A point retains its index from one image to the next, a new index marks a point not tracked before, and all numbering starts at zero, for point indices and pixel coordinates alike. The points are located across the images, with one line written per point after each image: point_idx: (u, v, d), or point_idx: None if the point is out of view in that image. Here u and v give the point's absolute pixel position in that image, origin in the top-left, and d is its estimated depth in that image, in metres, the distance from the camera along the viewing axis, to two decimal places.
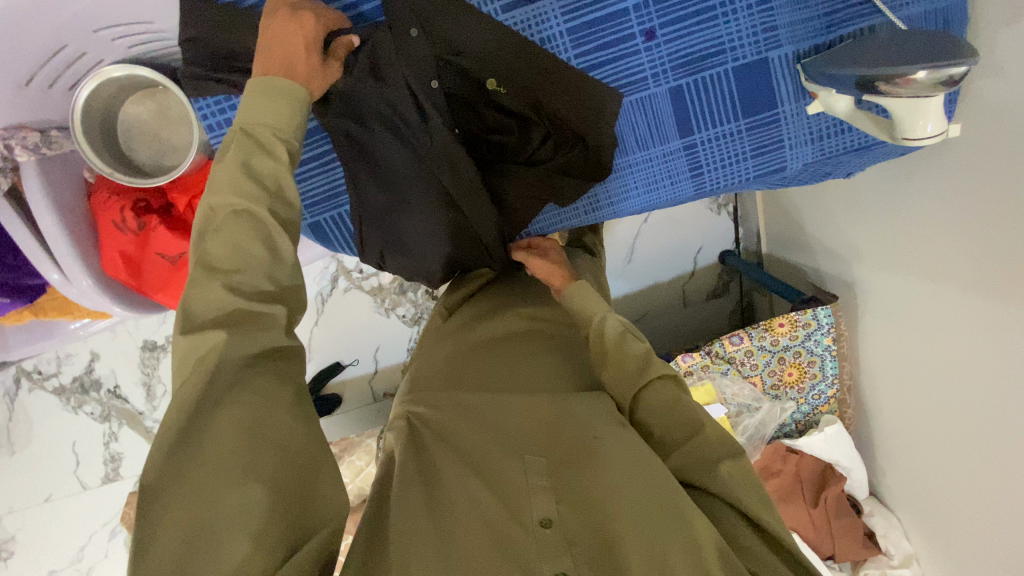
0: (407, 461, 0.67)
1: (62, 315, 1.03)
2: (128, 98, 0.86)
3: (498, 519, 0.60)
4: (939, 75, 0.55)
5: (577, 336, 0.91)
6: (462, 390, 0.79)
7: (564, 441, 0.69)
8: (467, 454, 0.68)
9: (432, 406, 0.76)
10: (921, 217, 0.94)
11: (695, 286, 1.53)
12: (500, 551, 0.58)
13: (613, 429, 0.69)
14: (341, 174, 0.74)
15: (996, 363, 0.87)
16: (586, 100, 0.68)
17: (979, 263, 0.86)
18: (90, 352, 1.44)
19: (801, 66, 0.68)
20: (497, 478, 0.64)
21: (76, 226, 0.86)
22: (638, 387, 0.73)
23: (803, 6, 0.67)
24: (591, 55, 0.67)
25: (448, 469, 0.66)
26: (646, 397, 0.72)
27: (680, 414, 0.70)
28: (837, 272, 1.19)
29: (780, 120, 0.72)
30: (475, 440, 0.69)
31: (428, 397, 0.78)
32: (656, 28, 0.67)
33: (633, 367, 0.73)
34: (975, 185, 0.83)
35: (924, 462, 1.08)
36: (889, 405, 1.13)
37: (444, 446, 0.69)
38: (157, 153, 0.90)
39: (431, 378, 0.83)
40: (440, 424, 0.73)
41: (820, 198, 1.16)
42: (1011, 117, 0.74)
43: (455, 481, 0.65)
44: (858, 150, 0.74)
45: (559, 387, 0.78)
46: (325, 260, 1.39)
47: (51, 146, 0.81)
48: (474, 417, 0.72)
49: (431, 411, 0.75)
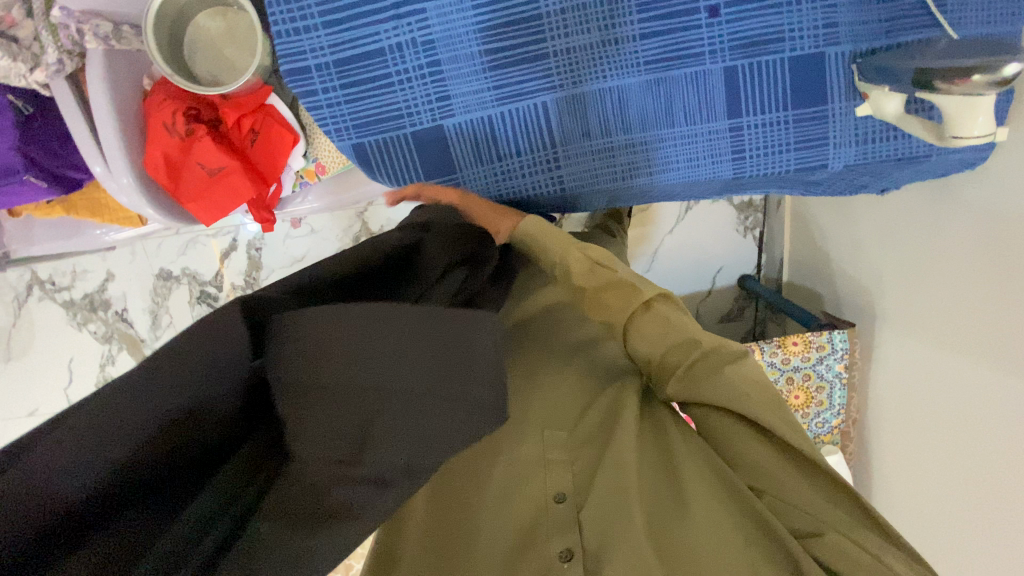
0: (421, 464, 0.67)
1: (94, 216, 1.05)
2: (202, 11, 0.90)
3: (509, 496, 0.63)
4: (995, 75, 0.56)
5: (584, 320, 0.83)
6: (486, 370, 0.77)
7: (582, 416, 0.69)
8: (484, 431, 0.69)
9: None
10: (949, 252, 0.92)
11: (710, 306, 1.52)
12: (512, 536, 0.60)
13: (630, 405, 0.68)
14: (365, 105, 0.73)
15: (1003, 409, 0.84)
16: (582, 83, 0.73)
17: (1001, 304, 0.83)
18: (105, 271, 1.45)
19: (856, 66, 0.70)
20: (511, 453, 0.66)
21: (127, 122, 0.88)
22: (625, 317, 0.67)
23: (866, 8, 0.69)
24: (654, 22, 0.69)
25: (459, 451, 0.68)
26: (637, 332, 0.67)
27: (674, 334, 0.65)
28: (855, 305, 1.19)
29: (828, 116, 0.73)
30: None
31: None
32: (721, 6, 0.69)
33: (613, 304, 0.67)
34: (995, 224, 0.83)
35: (919, 507, 1.04)
36: (891, 445, 1.10)
37: None
38: (215, 68, 0.92)
39: None
40: None
41: (850, 226, 1.16)
42: None
43: (469, 458, 0.67)
44: (902, 159, 0.74)
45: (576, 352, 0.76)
46: (351, 217, 1.42)
47: (120, 40, 0.85)
48: (494, 398, 0.73)
49: None
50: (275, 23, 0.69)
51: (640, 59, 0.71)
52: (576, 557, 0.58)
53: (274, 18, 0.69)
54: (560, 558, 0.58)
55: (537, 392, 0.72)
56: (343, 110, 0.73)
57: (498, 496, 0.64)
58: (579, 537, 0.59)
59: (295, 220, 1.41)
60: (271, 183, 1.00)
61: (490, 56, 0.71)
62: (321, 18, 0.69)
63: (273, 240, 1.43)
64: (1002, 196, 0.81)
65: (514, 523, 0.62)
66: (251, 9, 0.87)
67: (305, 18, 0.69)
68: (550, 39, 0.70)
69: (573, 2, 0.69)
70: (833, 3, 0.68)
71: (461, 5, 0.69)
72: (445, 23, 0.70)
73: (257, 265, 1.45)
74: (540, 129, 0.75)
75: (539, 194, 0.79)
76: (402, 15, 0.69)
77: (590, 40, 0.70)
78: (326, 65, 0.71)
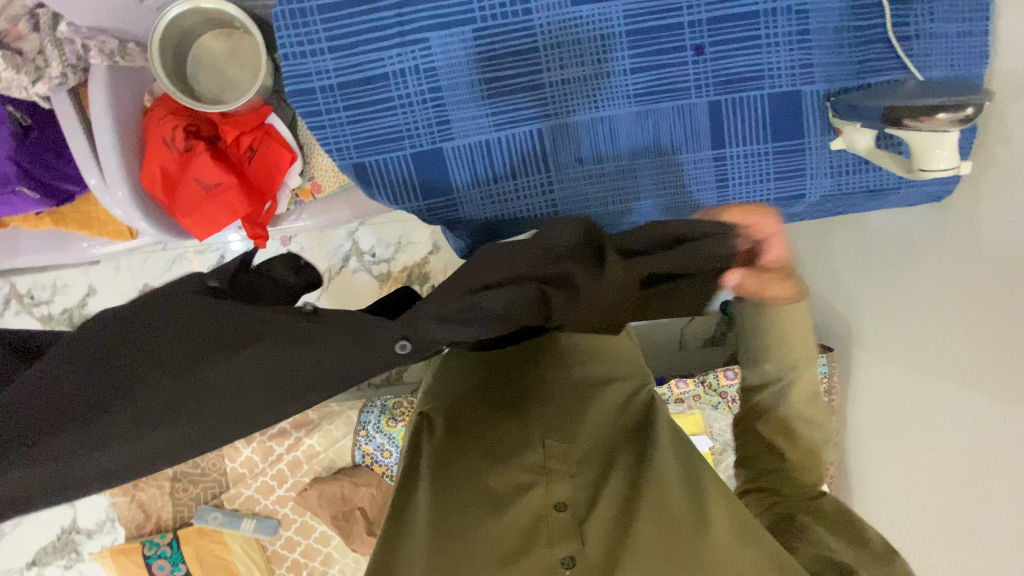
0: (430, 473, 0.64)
1: (83, 229, 1.04)
2: (208, 31, 0.93)
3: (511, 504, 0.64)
4: (959, 113, 0.61)
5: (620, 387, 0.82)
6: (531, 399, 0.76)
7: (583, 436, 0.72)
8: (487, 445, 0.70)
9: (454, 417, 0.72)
10: (919, 278, 0.97)
11: (694, 331, 1.56)
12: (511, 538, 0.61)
13: (616, 431, 0.75)
14: (367, 126, 0.75)
15: (976, 428, 0.87)
16: (577, 113, 0.76)
17: (971, 325, 0.87)
18: (88, 286, 1.42)
19: (830, 104, 0.75)
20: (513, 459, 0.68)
21: (127, 135, 0.89)
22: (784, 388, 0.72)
23: (837, 51, 0.74)
24: (644, 57, 0.74)
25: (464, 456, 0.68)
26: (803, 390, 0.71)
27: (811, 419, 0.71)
28: (833, 331, 1.23)
29: (805, 149, 0.78)
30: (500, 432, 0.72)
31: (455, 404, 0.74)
32: (706, 46, 0.73)
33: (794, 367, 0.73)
34: (955, 255, 0.89)
35: (896, 531, 1.06)
36: (869, 469, 1.13)
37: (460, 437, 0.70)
38: (218, 87, 0.95)
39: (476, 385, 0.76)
40: (460, 420, 0.72)
41: (826, 254, 1.22)
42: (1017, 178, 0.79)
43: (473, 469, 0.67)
44: (872, 191, 0.80)
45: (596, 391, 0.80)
46: (343, 237, 1.44)
47: (125, 57, 0.89)
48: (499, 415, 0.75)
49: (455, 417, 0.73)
50: (282, 47, 0.71)
51: (631, 91, 0.75)
52: (579, 565, 0.58)
53: (281, 41, 0.71)
54: (563, 565, 0.58)
55: (539, 409, 0.76)
56: (346, 130, 0.76)
57: (498, 503, 0.64)
58: (580, 545, 0.60)
59: (285, 237, 1.42)
60: (266, 201, 1.01)
61: (489, 84, 0.75)
62: (327, 43, 0.72)
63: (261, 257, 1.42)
64: (970, 226, 0.87)
65: (518, 527, 0.62)
66: (257, 32, 0.90)
67: (312, 41, 0.72)
68: (547, 71, 0.74)
69: (568, 37, 0.73)
70: (809, 45, 0.74)
71: (463, 35, 0.72)
72: (447, 52, 0.73)
73: None
74: (536, 154, 0.78)
75: (535, 216, 0.82)
76: (406, 43, 0.73)
77: (585, 72, 0.75)
78: (330, 87, 0.74)
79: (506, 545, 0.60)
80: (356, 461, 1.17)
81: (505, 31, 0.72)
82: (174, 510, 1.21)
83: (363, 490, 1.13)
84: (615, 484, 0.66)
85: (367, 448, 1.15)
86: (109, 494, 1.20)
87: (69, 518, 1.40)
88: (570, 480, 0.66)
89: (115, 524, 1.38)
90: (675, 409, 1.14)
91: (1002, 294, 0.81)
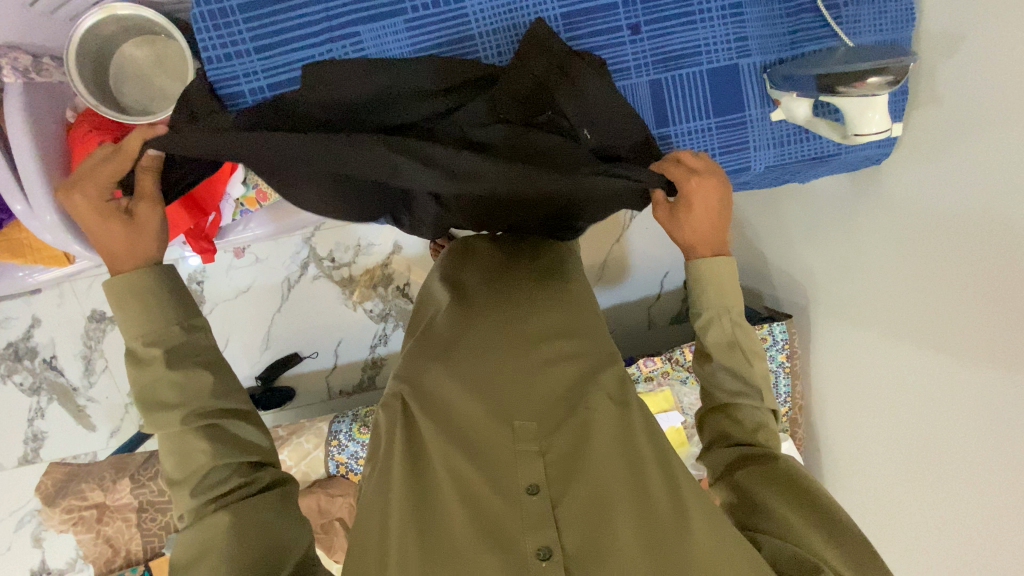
0: (402, 472, 0.65)
1: (14, 258, 0.97)
2: (128, 40, 0.89)
3: (483, 496, 0.62)
4: (886, 77, 0.64)
5: (601, 352, 0.77)
6: (500, 349, 0.74)
7: (552, 410, 0.68)
8: (454, 427, 0.67)
9: (429, 390, 0.71)
10: (864, 237, 1.02)
11: (660, 310, 1.57)
12: (484, 534, 0.60)
13: (603, 399, 0.69)
14: None
15: (934, 377, 0.90)
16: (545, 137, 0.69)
17: (928, 274, 0.89)
18: (31, 316, 1.30)
19: (767, 75, 0.76)
20: (487, 453, 0.65)
21: (53, 157, 0.85)
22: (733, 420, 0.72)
23: (770, 23, 0.75)
24: (583, 39, 0.73)
25: (432, 444, 0.66)
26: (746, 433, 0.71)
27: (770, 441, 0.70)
28: (791, 298, 1.26)
29: (747, 122, 0.79)
30: (480, 402, 0.68)
31: (425, 376, 0.72)
32: (641, 24, 0.73)
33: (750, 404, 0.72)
34: (919, 206, 0.90)
35: (863, 486, 1.09)
36: (834, 429, 1.16)
37: (428, 420, 0.68)
38: (145, 96, 0.91)
39: (445, 358, 0.74)
40: (430, 400, 0.70)
41: (781, 223, 1.25)
42: (942, 137, 0.85)
43: (441, 462, 0.65)
44: (820, 158, 0.82)
45: (578, 351, 0.76)
46: (297, 245, 1.40)
47: (40, 73, 0.85)
48: (471, 380, 0.70)
49: (429, 391, 0.71)
50: (204, 51, 0.68)
51: None
52: (555, 555, 0.59)
53: (202, 47, 0.68)
54: (537, 557, 0.58)
55: (510, 377, 0.71)
56: None
57: (468, 496, 0.63)
58: (557, 534, 0.60)
59: (239, 249, 1.38)
60: (209, 213, 0.97)
61: None
62: (253, 44, 0.69)
63: (216, 273, 1.38)
64: (920, 190, 0.89)
65: (490, 517, 0.61)
66: (182, 37, 0.87)
67: (235, 47, 0.69)
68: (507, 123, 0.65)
69: (502, 23, 0.71)
70: (742, 18, 0.74)
71: (396, 27, 0.70)
72: (381, 44, 0.71)
73: (199, 299, 1.39)
74: None
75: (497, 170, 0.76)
76: (337, 38, 0.70)
77: None
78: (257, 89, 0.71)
79: (481, 536, 0.60)
80: (331, 472, 1.15)
81: (437, 20, 0.70)
82: (143, 542, 1.17)
83: (340, 500, 1.10)
84: (591, 466, 0.64)
85: (341, 457, 1.14)
86: (72, 532, 1.16)
87: (36, 561, 1.34)
88: (543, 461, 0.64)
89: (84, 562, 1.32)
90: (646, 388, 1.16)
91: (950, 242, 0.85)
